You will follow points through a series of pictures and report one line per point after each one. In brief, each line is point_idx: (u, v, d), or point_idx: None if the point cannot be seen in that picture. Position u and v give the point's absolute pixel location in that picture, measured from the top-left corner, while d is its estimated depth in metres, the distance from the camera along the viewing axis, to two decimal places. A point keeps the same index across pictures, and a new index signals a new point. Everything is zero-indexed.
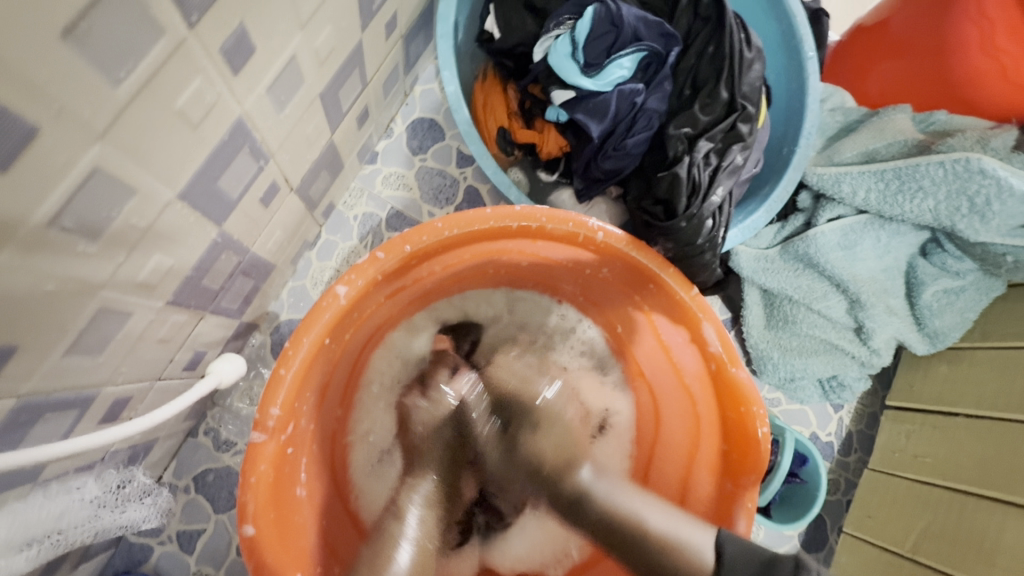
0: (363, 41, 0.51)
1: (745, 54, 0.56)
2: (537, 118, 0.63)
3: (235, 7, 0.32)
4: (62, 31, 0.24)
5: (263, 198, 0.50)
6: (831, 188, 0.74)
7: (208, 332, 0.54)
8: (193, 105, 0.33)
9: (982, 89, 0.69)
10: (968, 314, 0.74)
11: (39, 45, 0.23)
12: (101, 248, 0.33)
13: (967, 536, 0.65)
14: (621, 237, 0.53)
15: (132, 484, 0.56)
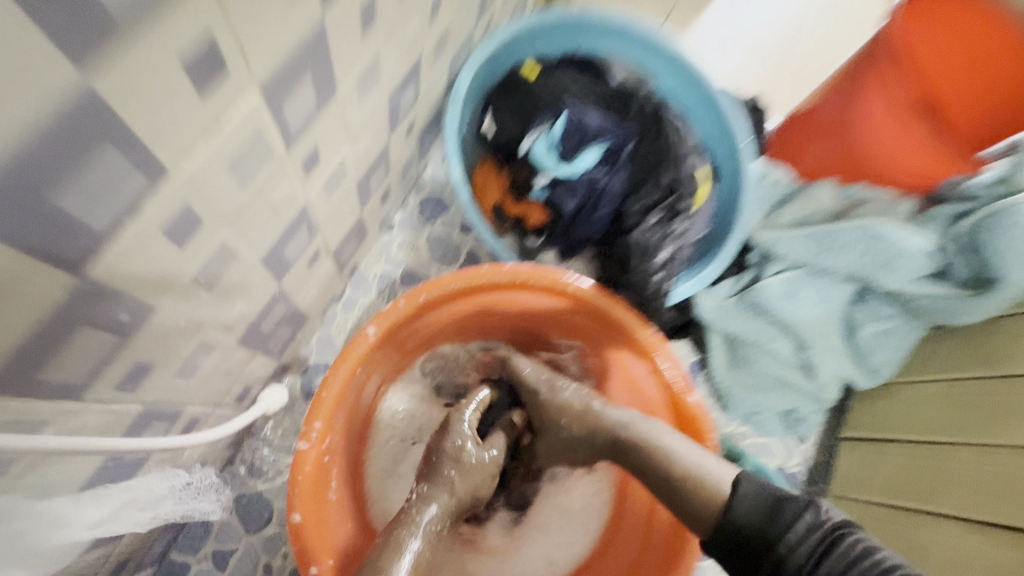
0: (389, 141, 0.68)
1: (681, 149, 0.74)
2: (523, 195, 0.77)
3: (315, 136, 0.47)
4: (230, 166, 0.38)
5: (310, 261, 0.65)
6: (771, 248, 0.89)
7: (257, 369, 0.67)
8: (281, 199, 0.48)
9: (891, 165, 0.86)
10: (898, 352, 0.87)
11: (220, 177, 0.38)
12: (214, 300, 0.47)
13: (906, 548, 0.73)
14: (590, 288, 0.66)
15: (185, 501, 0.66)
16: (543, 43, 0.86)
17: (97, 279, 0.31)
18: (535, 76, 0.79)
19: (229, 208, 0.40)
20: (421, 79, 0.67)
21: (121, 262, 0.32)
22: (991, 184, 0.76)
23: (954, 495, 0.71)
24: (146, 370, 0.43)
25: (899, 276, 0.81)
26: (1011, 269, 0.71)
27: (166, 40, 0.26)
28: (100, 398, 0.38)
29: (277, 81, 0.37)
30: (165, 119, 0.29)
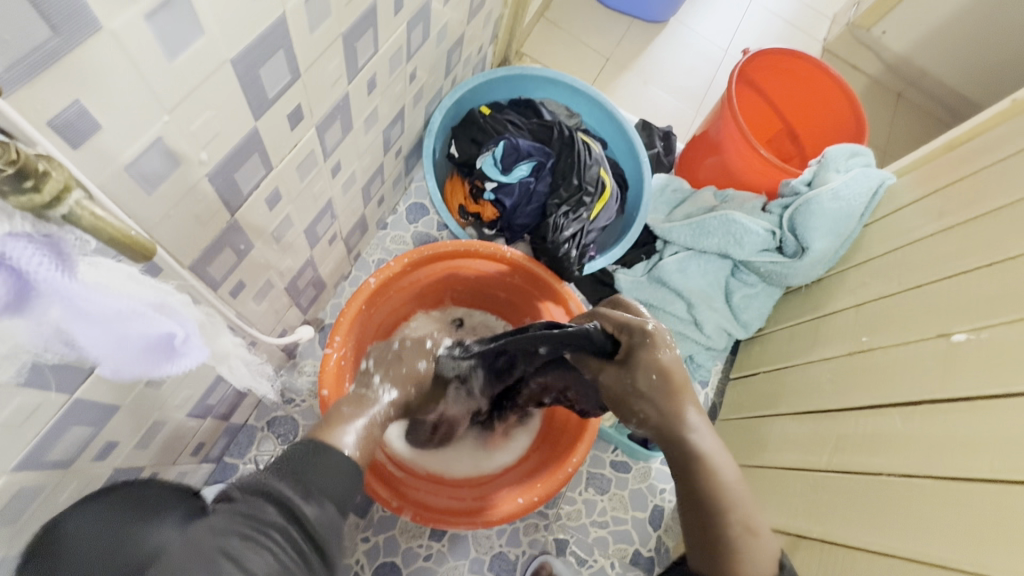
0: (384, 159, 0.99)
1: (586, 162, 1.06)
2: (479, 198, 1.10)
3: (340, 154, 0.79)
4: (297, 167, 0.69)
5: (330, 241, 0.95)
6: (666, 236, 1.20)
7: (293, 316, 0.96)
8: (319, 191, 0.78)
9: (747, 174, 1.19)
10: (761, 309, 1.17)
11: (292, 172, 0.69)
12: (279, 251, 0.76)
13: (758, 441, 1.02)
14: (522, 256, 0.98)
15: (240, 409, 0.94)
16: (495, 91, 1.19)
17: (239, 223, 0.61)
18: (486, 113, 1.12)
19: (294, 194, 0.71)
20: (406, 119, 0.99)
21: (248, 215, 0.62)
22: (806, 184, 1.10)
23: (786, 399, 1.00)
24: (242, 290, 0.72)
25: (748, 250, 1.12)
26: (816, 241, 1.04)
27: (284, 107, 0.57)
28: (223, 299, 0.68)
29: (325, 121, 0.68)
30: (278, 142, 0.60)
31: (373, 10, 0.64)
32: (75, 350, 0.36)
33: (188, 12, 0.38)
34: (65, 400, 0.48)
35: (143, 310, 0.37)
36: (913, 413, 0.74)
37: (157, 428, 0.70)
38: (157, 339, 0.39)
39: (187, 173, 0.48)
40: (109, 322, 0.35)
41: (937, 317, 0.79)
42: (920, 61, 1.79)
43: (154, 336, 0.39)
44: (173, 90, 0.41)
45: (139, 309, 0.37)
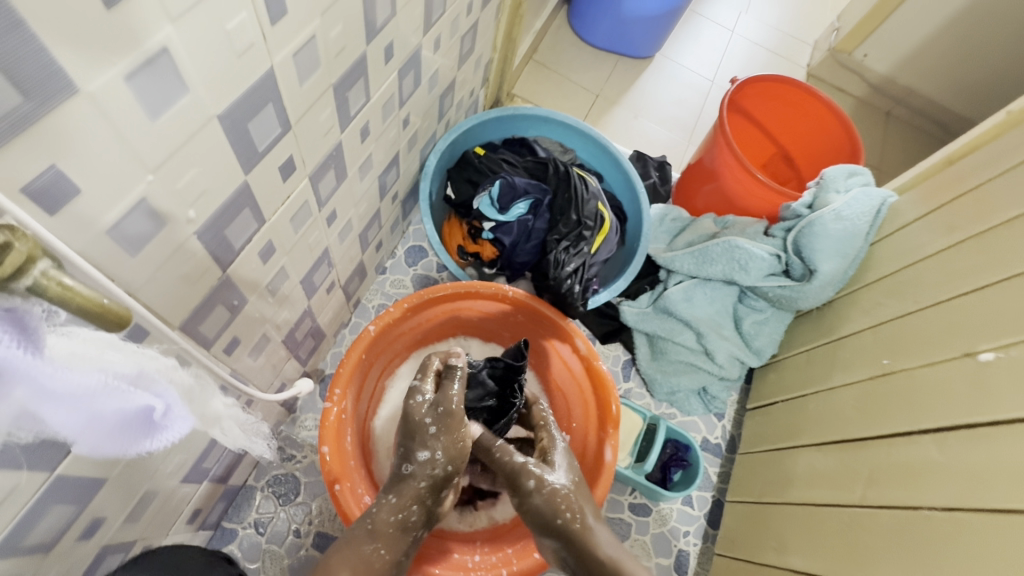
0: (380, 204, 0.99)
1: (584, 196, 1.06)
2: (478, 238, 1.09)
3: (334, 204, 0.78)
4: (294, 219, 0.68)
5: (328, 289, 0.93)
6: (669, 265, 1.18)
7: (291, 369, 0.93)
8: (315, 241, 0.77)
9: (745, 200, 1.18)
10: (773, 334, 1.14)
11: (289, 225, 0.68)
12: (276, 302, 0.75)
13: (782, 478, 0.96)
14: (524, 294, 0.95)
15: (238, 468, 0.90)
16: (489, 131, 1.21)
17: (231, 278, 0.60)
18: (481, 154, 1.13)
19: (289, 245, 0.70)
20: (400, 164, 0.99)
21: (240, 269, 0.61)
22: (807, 206, 1.08)
23: (808, 430, 0.96)
24: (236, 346, 0.70)
25: (754, 276, 1.10)
26: (824, 263, 1.02)
27: (277, 159, 0.57)
28: (217, 357, 0.65)
29: (318, 172, 0.68)
30: (271, 194, 0.59)
31: (363, 60, 0.65)
32: (44, 428, 0.34)
33: (173, 71, 0.38)
34: (44, 477, 0.45)
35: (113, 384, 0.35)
36: (947, 440, 0.70)
37: (149, 496, 0.66)
38: (134, 415, 0.37)
39: (175, 232, 0.46)
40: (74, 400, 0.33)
41: (960, 335, 0.76)
42: (904, 80, 1.82)
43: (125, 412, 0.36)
44: (156, 149, 0.40)
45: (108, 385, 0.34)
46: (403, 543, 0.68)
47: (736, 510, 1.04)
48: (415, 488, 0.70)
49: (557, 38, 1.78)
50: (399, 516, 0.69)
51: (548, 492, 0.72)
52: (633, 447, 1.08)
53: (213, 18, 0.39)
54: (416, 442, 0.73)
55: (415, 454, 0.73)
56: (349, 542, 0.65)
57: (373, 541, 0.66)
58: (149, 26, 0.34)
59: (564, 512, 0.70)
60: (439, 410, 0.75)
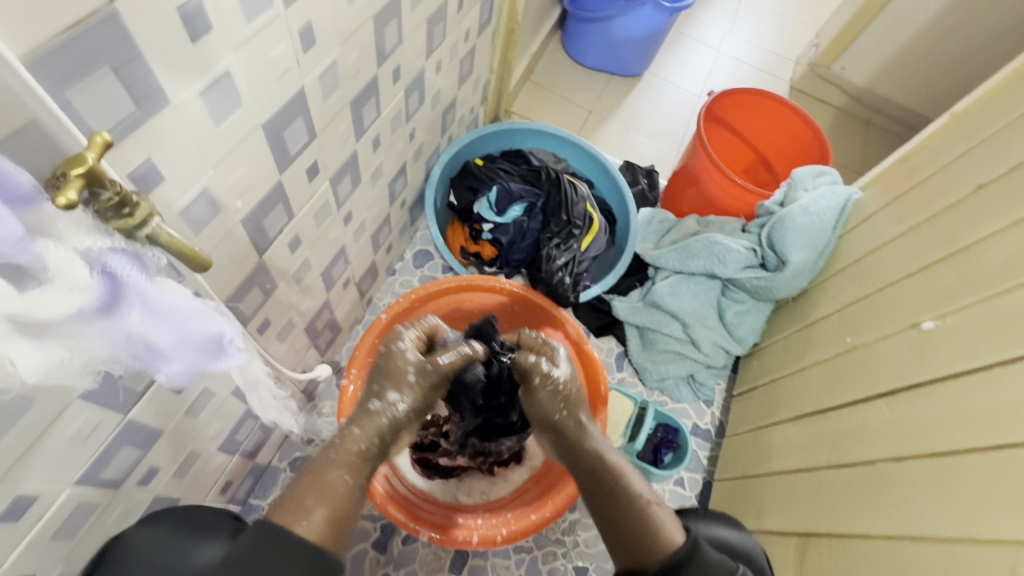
0: (390, 209, 1.10)
1: (574, 199, 1.16)
2: (479, 239, 1.20)
3: (350, 206, 0.89)
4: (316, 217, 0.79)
5: (344, 284, 1.04)
6: (655, 262, 1.28)
7: (312, 357, 1.03)
8: (333, 239, 0.88)
9: (724, 201, 1.28)
10: (754, 324, 1.23)
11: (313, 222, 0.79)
12: (300, 292, 0.85)
13: (763, 452, 1.04)
14: (520, 286, 1.05)
15: (264, 447, 0.99)
16: (488, 144, 1.32)
17: (266, 264, 0.71)
18: (480, 164, 1.24)
19: (312, 239, 0.81)
20: (407, 173, 1.11)
21: (273, 257, 0.72)
22: (779, 204, 1.18)
23: (785, 407, 1.04)
24: (267, 327, 0.80)
25: (734, 269, 1.19)
26: (795, 254, 1.11)
27: (304, 163, 0.68)
28: (251, 335, 0.76)
29: (337, 176, 0.79)
30: (299, 193, 0.70)
31: (374, 81, 0.77)
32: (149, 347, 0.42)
33: (231, 88, 0.49)
34: (120, 418, 0.55)
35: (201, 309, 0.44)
36: (898, 400, 0.78)
37: (192, 458, 0.76)
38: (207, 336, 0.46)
39: (226, 218, 0.57)
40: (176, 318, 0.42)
41: (908, 309, 0.85)
42: (881, 90, 1.93)
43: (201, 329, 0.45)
44: (217, 149, 0.51)
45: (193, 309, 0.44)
46: (362, 474, 0.66)
47: (723, 487, 1.11)
48: (377, 424, 0.70)
49: (551, 61, 1.91)
50: (361, 445, 0.68)
51: (551, 391, 0.76)
52: (625, 429, 1.16)
53: (261, 49, 0.51)
54: (391, 382, 0.73)
55: (388, 395, 0.71)
56: (314, 471, 0.64)
57: (337, 469, 0.64)
58: (217, 55, 0.46)
59: (562, 409, 0.75)
60: (428, 366, 0.76)
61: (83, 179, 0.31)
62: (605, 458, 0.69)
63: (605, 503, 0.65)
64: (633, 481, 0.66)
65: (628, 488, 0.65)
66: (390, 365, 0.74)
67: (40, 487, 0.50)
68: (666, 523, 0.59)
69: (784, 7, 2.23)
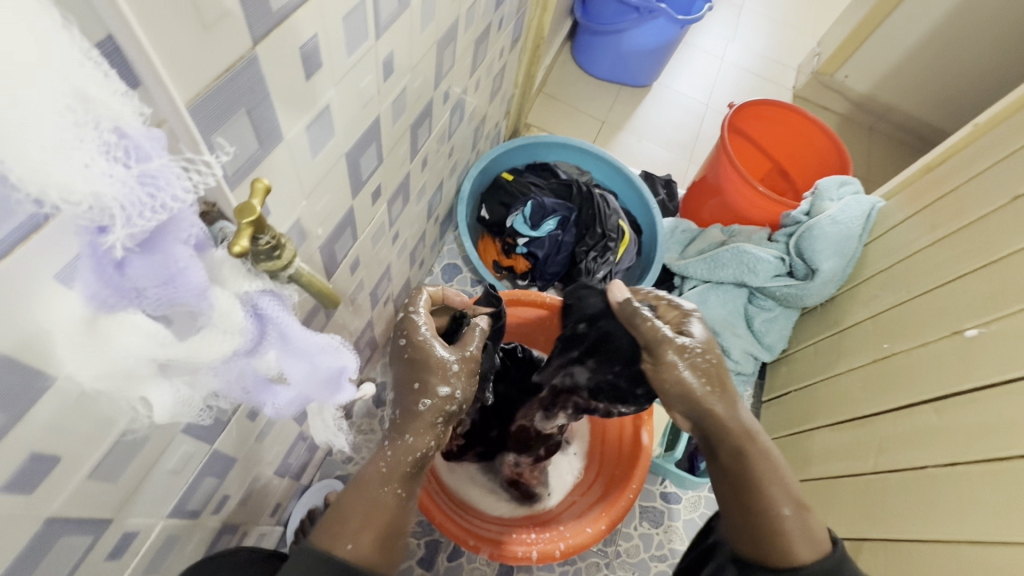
0: (426, 225, 1.11)
1: (606, 212, 1.18)
2: (511, 253, 1.21)
3: (397, 225, 0.90)
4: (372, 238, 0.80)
5: (385, 301, 1.04)
6: (683, 272, 1.30)
7: (353, 376, 1.03)
8: (382, 258, 0.89)
9: (748, 210, 1.31)
10: (782, 330, 1.25)
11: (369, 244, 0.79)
12: (352, 312, 0.85)
13: (800, 458, 1.06)
14: (559, 299, 1.07)
15: (308, 468, 0.99)
16: (515, 157, 1.34)
17: (331, 287, 0.71)
18: (510, 178, 1.25)
19: (367, 260, 0.81)
20: (443, 189, 1.11)
21: (337, 280, 0.72)
22: (805, 214, 1.21)
23: (820, 413, 1.06)
24: None
25: (762, 277, 1.21)
26: (824, 262, 1.14)
27: (371, 186, 0.68)
28: None
29: (392, 197, 0.80)
30: (363, 215, 0.70)
31: (430, 103, 0.78)
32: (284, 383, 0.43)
33: (329, 119, 0.50)
34: (208, 449, 0.55)
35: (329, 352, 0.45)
36: (945, 407, 0.81)
37: (253, 483, 0.75)
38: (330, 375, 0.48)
39: (309, 245, 0.58)
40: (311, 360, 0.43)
41: (948, 317, 0.87)
42: (883, 98, 1.98)
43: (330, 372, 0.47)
44: (310, 180, 0.52)
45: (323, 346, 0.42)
46: (415, 483, 0.65)
47: None
48: (428, 421, 0.66)
49: (563, 72, 1.94)
50: (415, 455, 0.65)
51: (694, 360, 0.66)
52: (661, 438, 1.17)
53: (353, 81, 0.51)
54: (437, 375, 0.67)
55: (435, 389, 0.66)
56: (359, 483, 0.62)
57: (388, 484, 0.62)
58: (322, 89, 0.46)
59: (712, 382, 0.65)
60: (468, 353, 0.72)
61: (253, 228, 0.32)
62: (756, 440, 0.63)
63: (750, 499, 0.61)
64: (789, 479, 0.62)
65: (782, 479, 0.62)
66: (427, 357, 0.68)
67: (140, 523, 0.49)
68: (786, 524, 0.59)
69: (784, 17, 2.29)
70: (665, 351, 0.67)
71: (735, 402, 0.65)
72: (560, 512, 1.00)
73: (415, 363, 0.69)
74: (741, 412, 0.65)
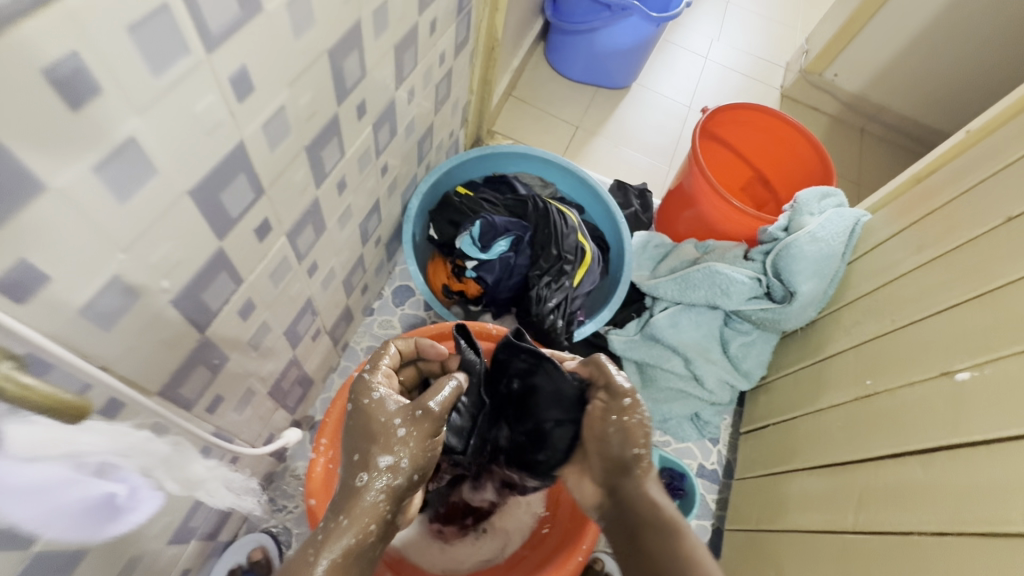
0: (363, 249, 1.01)
1: (564, 231, 1.08)
2: (462, 276, 1.11)
3: (313, 257, 0.79)
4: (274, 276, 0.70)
5: (314, 336, 0.94)
6: (653, 292, 1.19)
7: (279, 419, 0.93)
8: (296, 294, 0.79)
9: (723, 225, 1.21)
10: (761, 356, 1.15)
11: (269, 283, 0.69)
12: (259, 357, 0.75)
13: (777, 505, 0.96)
14: (508, 330, 0.96)
15: (227, 524, 0.89)
16: (470, 169, 1.23)
17: (211, 339, 0.61)
18: (462, 194, 1.15)
19: (270, 300, 0.71)
20: (382, 209, 1.01)
21: (219, 330, 0.62)
22: (783, 229, 1.11)
23: (799, 453, 0.96)
24: (220, 403, 0.70)
25: (737, 299, 1.11)
26: (803, 284, 1.04)
27: (251, 222, 0.58)
28: (200, 417, 0.66)
29: (296, 229, 0.70)
30: (248, 255, 0.60)
31: (335, 120, 0.67)
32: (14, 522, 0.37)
33: (139, 156, 0.39)
34: (18, 556, 0.45)
35: (80, 477, 0.39)
36: (933, 460, 0.70)
37: (132, 563, 0.65)
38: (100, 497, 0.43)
39: (149, 302, 0.48)
40: (49, 491, 0.37)
41: (937, 354, 0.77)
42: (875, 97, 1.87)
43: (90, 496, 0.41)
44: (126, 229, 0.41)
45: (58, 476, 0.37)
46: (354, 568, 0.60)
47: (734, 539, 1.03)
48: (370, 502, 0.63)
49: (535, 73, 1.83)
50: (356, 538, 0.61)
51: (636, 419, 0.74)
52: None
53: (179, 104, 0.41)
54: (379, 444, 0.66)
55: (376, 461, 0.65)
56: (290, 572, 0.57)
57: (320, 574, 0.57)
58: (115, 119, 0.36)
59: (641, 445, 0.73)
60: (417, 412, 0.68)
61: None
62: (665, 510, 0.67)
63: (663, 561, 0.62)
64: (703, 556, 0.62)
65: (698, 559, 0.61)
66: (371, 422, 0.67)
67: None
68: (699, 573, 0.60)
69: (771, 12, 2.17)
70: (622, 394, 0.75)
71: (650, 479, 0.71)
72: (510, 567, 0.91)
73: (360, 427, 0.68)
74: (652, 490, 0.70)
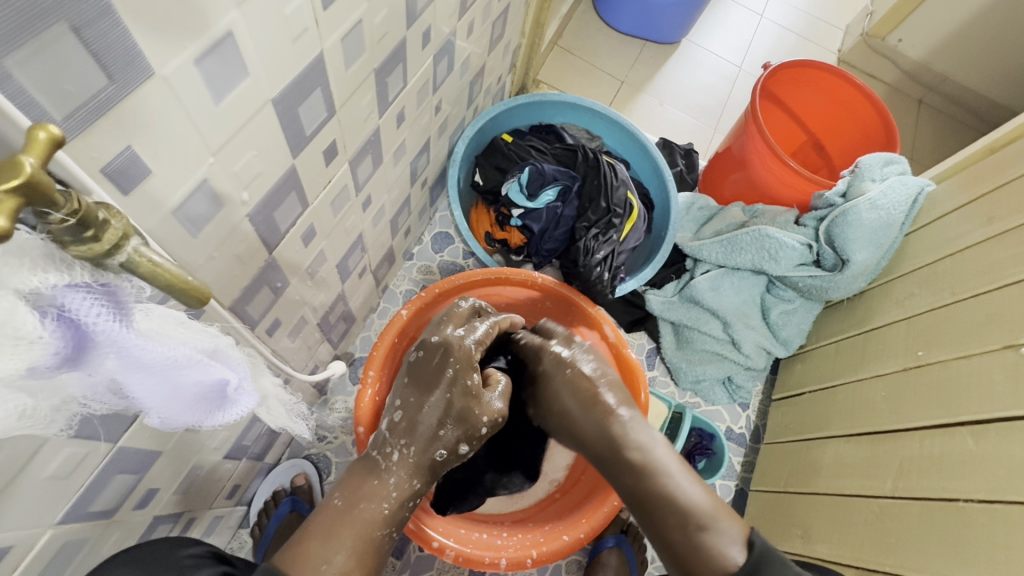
0: (410, 190, 1.00)
1: (613, 184, 1.06)
2: (505, 225, 1.11)
3: (368, 191, 0.79)
4: (334, 205, 0.69)
5: (360, 274, 0.95)
6: (696, 254, 1.17)
7: (323, 352, 0.95)
8: (350, 228, 0.79)
9: (774, 189, 1.17)
10: (802, 325, 1.13)
11: (331, 212, 0.69)
12: (314, 286, 0.76)
13: (810, 470, 0.96)
14: (553, 281, 0.96)
15: (274, 446, 0.93)
16: (517, 117, 1.20)
17: (276, 261, 0.61)
18: (509, 141, 1.13)
19: (328, 229, 0.71)
20: (431, 149, 0.99)
21: (284, 252, 0.62)
22: (841, 195, 1.06)
23: (838, 420, 0.95)
24: (277, 328, 0.72)
25: (784, 266, 1.09)
26: (857, 252, 1.01)
27: (321, 143, 0.57)
28: (260, 338, 0.67)
29: (356, 158, 0.69)
30: (314, 179, 0.60)
31: (402, 46, 0.65)
32: (131, 398, 0.35)
33: (235, 53, 0.38)
34: (109, 448, 0.46)
35: (196, 358, 0.35)
36: (985, 433, 0.70)
37: (196, 472, 0.68)
38: (213, 385, 0.38)
39: (231, 213, 0.48)
40: (164, 370, 0.34)
41: (1002, 326, 0.75)
42: (939, 66, 1.75)
43: (201, 383, 0.37)
44: (218, 133, 0.41)
45: (175, 360, 0.34)
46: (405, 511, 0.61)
47: (761, 500, 1.05)
48: (418, 462, 0.61)
49: (582, 23, 1.75)
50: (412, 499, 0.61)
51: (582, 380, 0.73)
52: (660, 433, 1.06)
53: (274, 3, 0.39)
54: (463, 432, 0.63)
55: (457, 447, 0.63)
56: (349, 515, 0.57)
57: (387, 526, 0.58)
58: (217, 11, 0.35)
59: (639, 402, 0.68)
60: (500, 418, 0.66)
61: (19, 195, 0.22)
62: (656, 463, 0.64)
63: (669, 523, 0.61)
64: (684, 488, 0.62)
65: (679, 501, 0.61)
66: (468, 410, 0.63)
67: (14, 537, 0.42)
68: (716, 546, 0.57)
69: None
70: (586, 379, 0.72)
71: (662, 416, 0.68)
72: (537, 510, 0.93)
73: (453, 407, 0.63)
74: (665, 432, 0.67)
